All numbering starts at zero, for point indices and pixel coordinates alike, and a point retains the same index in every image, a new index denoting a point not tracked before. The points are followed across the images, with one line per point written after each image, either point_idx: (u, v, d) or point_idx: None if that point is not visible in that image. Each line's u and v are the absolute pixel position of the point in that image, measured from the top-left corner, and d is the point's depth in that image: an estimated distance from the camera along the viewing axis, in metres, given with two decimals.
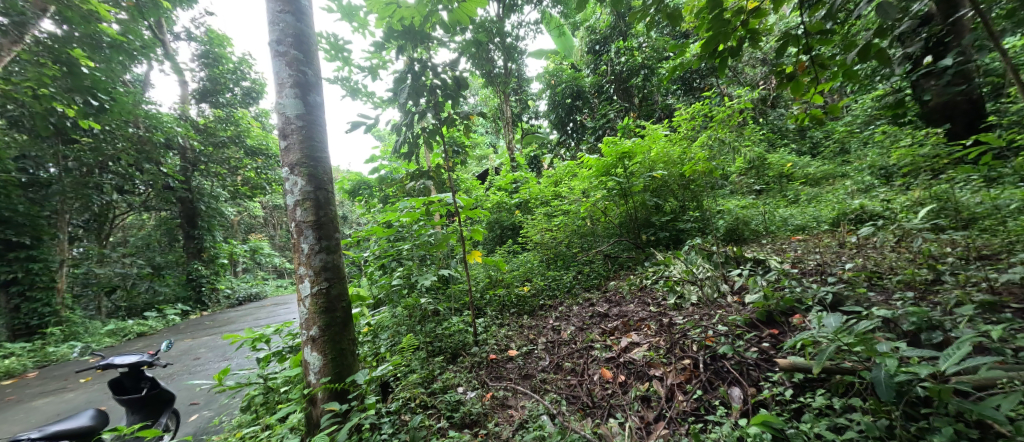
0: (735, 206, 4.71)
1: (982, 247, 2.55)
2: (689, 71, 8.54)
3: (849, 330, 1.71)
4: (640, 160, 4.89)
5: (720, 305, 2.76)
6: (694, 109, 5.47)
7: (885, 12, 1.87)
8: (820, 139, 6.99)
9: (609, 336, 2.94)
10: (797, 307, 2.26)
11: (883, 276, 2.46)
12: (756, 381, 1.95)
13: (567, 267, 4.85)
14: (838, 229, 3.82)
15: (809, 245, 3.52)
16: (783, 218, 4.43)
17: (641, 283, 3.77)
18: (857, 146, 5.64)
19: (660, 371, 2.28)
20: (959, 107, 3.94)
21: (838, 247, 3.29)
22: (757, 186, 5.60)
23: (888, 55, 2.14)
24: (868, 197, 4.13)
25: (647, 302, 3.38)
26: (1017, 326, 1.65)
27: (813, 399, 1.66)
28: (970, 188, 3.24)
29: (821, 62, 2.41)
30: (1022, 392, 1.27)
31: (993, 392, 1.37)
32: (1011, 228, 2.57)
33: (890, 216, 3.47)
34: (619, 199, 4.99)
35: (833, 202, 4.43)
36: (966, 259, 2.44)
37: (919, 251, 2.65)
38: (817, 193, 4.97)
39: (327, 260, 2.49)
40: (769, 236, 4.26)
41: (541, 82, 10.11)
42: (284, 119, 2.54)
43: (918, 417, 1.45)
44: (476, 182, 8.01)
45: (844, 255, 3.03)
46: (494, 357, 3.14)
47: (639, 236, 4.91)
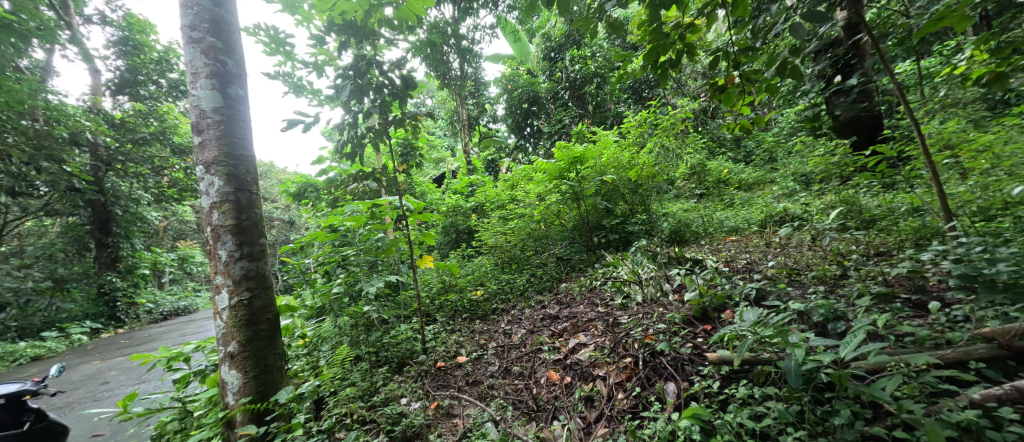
0: (678, 209, 4.99)
1: (880, 245, 2.88)
2: (638, 81, 8.96)
3: (767, 323, 1.83)
4: (591, 165, 5.09)
5: (662, 303, 2.90)
6: (641, 117, 5.77)
7: (798, 32, 2.05)
8: (752, 148, 7.63)
9: (558, 338, 2.97)
10: (727, 303, 2.42)
11: (801, 273, 2.71)
12: (689, 375, 2.05)
13: (521, 270, 4.87)
14: (765, 230, 4.15)
15: (741, 245, 3.80)
16: (720, 220, 4.73)
17: (591, 284, 3.86)
18: (783, 155, 6.20)
19: (603, 370, 2.32)
20: (864, 122, 4.49)
21: (766, 246, 3.58)
22: (699, 191, 5.97)
23: (802, 72, 2.34)
24: (790, 201, 4.52)
25: (596, 303, 3.46)
26: (902, 314, 1.88)
27: (736, 390, 1.77)
28: (871, 192, 3.66)
29: (747, 77, 2.62)
30: (904, 374, 1.42)
31: (882, 374, 1.54)
32: (902, 227, 2.93)
33: (807, 217, 3.84)
34: (572, 203, 5.10)
35: (762, 205, 4.80)
36: (867, 255, 2.75)
37: (830, 249, 2.95)
38: (749, 198, 5.38)
39: (249, 268, 2.29)
40: (707, 237, 4.54)
41: (498, 86, 10.16)
42: (199, 113, 2.32)
43: (823, 401, 1.58)
44: (432, 186, 7.87)
45: (770, 254, 3.30)
46: (442, 365, 3.05)
47: (591, 238, 5.05)
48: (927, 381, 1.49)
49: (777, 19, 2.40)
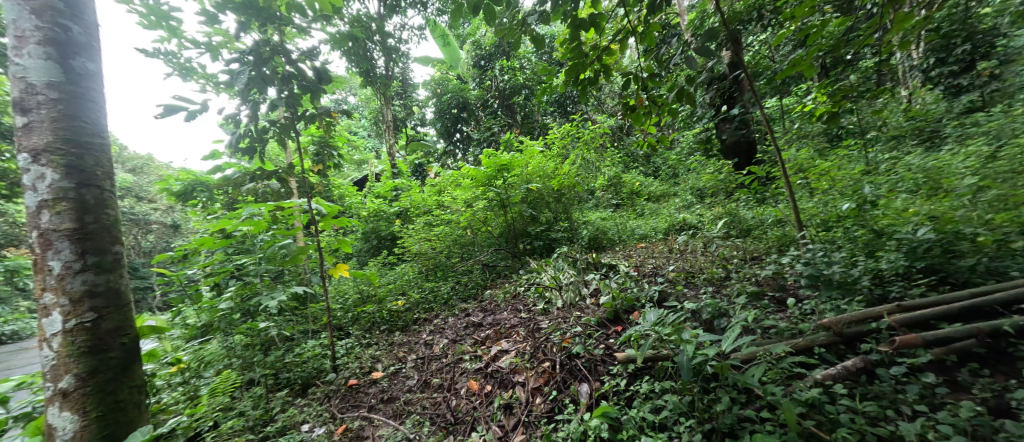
0: (597, 218, 5.31)
1: (755, 250, 3.37)
2: (563, 95, 9.43)
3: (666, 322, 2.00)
4: (518, 173, 5.17)
5: (580, 307, 3.03)
6: (565, 129, 6.06)
7: (694, 62, 2.31)
8: (659, 164, 8.48)
9: (481, 346, 2.94)
10: (636, 305, 2.62)
11: (696, 275, 3.05)
12: (600, 375, 2.16)
13: (446, 278, 4.75)
14: (668, 237, 4.61)
15: (649, 251, 4.17)
16: (633, 228, 5.14)
17: (515, 290, 3.90)
18: (684, 171, 6.99)
19: (522, 376, 2.35)
20: (744, 147, 5.28)
21: (669, 252, 3.97)
22: (615, 201, 6.44)
23: (697, 99, 2.65)
24: (688, 212, 5.08)
25: (519, 309, 3.50)
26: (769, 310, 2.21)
27: (640, 387, 1.91)
28: (749, 205, 4.28)
29: (654, 100, 2.88)
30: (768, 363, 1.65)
31: (754, 363, 1.76)
32: (770, 235, 3.45)
33: (701, 226, 4.35)
34: (499, 210, 5.14)
35: (666, 215, 5.33)
36: (745, 259, 3.20)
37: (718, 254, 3.37)
38: (657, 208, 5.94)
39: (93, 283, 1.91)
40: (621, 243, 4.87)
41: (426, 89, 9.91)
42: (25, 88, 1.89)
43: (709, 390, 1.77)
44: (352, 188, 7.36)
45: (672, 259, 3.67)
46: (353, 383, 2.83)
47: (516, 245, 5.13)
48: (785, 366, 1.75)
49: (677, 50, 2.68)
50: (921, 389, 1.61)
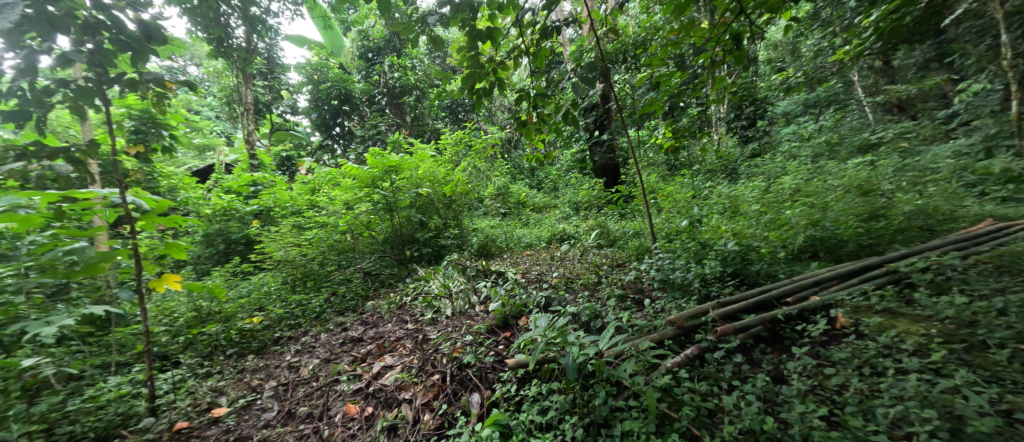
0: (486, 226, 5.43)
1: (620, 258, 3.87)
2: (455, 102, 9.48)
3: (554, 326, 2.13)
4: (407, 177, 4.95)
5: (470, 315, 3.03)
6: (457, 136, 6.07)
7: (578, 89, 2.55)
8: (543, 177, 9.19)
9: (360, 364, 2.71)
10: (524, 311, 2.75)
11: (574, 281, 3.37)
12: (491, 383, 2.18)
13: (319, 289, 4.24)
14: (550, 246, 4.96)
15: (533, 258, 4.45)
16: (519, 237, 5.39)
17: (401, 300, 3.69)
18: (563, 185, 7.71)
19: (409, 393, 2.24)
20: (611, 168, 6.19)
21: (550, 259, 4.29)
22: (502, 210, 6.73)
23: (579, 121, 2.91)
24: (567, 223, 5.57)
25: (405, 319, 3.33)
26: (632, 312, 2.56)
27: (529, 390, 2.00)
28: (616, 218, 4.93)
29: (543, 118, 3.08)
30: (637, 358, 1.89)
31: (624, 358, 2.01)
32: (630, 246, 4.00)
33: (577, 235, 4.84)
34: (384, 214, 4.85)
35: (548, 225, 5.75)
36: (612, 266, 3.67)
37: (591, 262, 3.79)
38: (540, 218, 6.38)
39: None
40: (509, 251, 5.05)
41: (300, 74, 8.77)
42: None
43: (588, 386, 1.95)
44: (190, 179, 6.02)
45: (553, 266, 3.98)
46: (186, 425, 2.32)
47: (403, 252, 4.89)
48: (643, 356, 2.04)
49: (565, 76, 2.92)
50: (734, 366, 2.05)
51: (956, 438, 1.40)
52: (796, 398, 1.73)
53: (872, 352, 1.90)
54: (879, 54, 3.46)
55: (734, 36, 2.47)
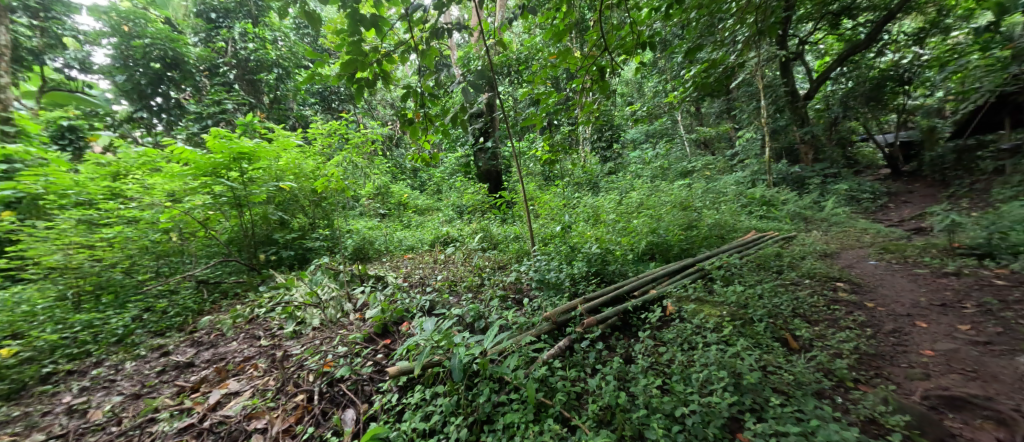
0: (363, 227, 5.02)
1: (502, 261, 4.01)
2: (328, 89, 8.56)
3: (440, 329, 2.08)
4: (264, 167, 4.17)
5: (343, 324, 2.76)
6: (329, 127, 5.48)
7: (468, 94, 2.55)
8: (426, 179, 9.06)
9: (188, 395, 2.21)
10: (406, 316, 2.64)
11: (458, 283, 3.40)
12: (368, 396, 2.02)
13: (122, 306, 3.26)
14: (434, 249, 4.85)
15: (415, 262, 4.30)
16: (400, 239, 5.12)
17: (252, 312, 3.14)
18: (447, 189, 7.73)
19: (263, 421, 1.91)
20: (494, 175, 6.49)
21: (433, 262, 4.22)
22: (382, 210, 6.37)
23: (467, 124, 2.92)
24: (451, 226, 5.53)
25: (258, 335, 2.84)
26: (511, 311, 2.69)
27: (412, 398, 1.90)
28: (498, 223, 5.14)
29: (429, 118, 2.99)
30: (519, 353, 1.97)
31: (508, 355, 2.08)
32: (511, 249, 4.18)
33: (461, 238, 4.88)
34: (230, 209, 4.03)
35: (431, 228, 5.60)
36: (494, 269, 3.80)
37: (474, 264, 3.86)
38: (422, 220, 6.22)
39: None
40: (388, 254, 4.71)
41: (104, 23, 6.71)
42: None
43: (472, 386, 1.96)
44: None
45: (436, 269, 3.93)
46: None
47: (255, 256, 4.15)
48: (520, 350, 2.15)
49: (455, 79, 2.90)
50: (597, 353, 2.33)
51: (741, 390, 1.84)
52: (641, 373, 2.05)
53: (692, 331, 2.38)
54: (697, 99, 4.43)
55: (600, 66, 2.84)
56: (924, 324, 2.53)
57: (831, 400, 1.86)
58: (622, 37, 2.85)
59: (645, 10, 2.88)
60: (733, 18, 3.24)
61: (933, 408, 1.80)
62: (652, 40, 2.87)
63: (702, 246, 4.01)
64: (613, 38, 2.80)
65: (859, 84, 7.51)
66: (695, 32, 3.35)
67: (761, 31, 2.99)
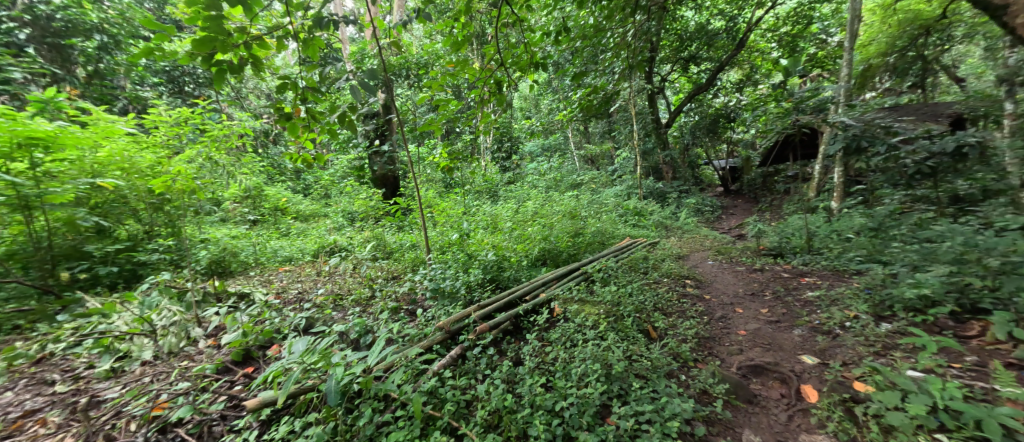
0: (224, 235, 4.26)
1: (395, 271, 3.82)
2: (180, 70, 7.13)
3: (314, 349, 1.86)
4: (72, 160, 3.11)
5: (188, 354, 2.35)
6: (180, 114, 4.55)
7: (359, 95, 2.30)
8: (311, 182, 8.24)
9: None
10: (275, 338, 2.37)
11: (343, 298, 3.19)
12: (219, 437, 1.74)
13: None
14: (317, 260, 4.37)
15: (292, 275, 3.83)
16: (274, 249, 4.51)
17: (46, 348, 2.33)
18: (336, 193, 7.13)
19: None
20: (389, 180, 6.15)
21: (315, 275, 3.82)
22: (251, 216, 5.59)
23: (357, 127, 2.54)
24: (339, 234, 5.06)
25: (56, 377, 2.17)
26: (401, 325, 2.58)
27: (277, 431, 1.67)
28: (392, 231, 4.92)
29: (313, 115, 2.55)
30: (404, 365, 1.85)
31: (393, 371, 1.96)
32: (406, 258, 4.01)
33: (350, 248, 4.49)
34: (17, 212, 2.79)
35: (315, 236, 5.04)
36: (386, 279, 3.60)
37: (364, 275, 3.61)
38: (304, 228, 5.60)
39: None
40: (258, 267, 4.12)
41: None
42: None
43: (352, 409, 1.81)
44: None
45: (319, 282, 3.59)
46: None
47: (51, 275, 2.97)
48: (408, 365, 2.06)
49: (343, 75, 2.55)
50: (487, 359, 2.37)
51: (610, 379, 2.08)
52: (527, 373, 2.15)
53: (574, 329, 2.59)
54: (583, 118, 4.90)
55: (497, 80, 2.93)
56: (740, 309, 3.18)
57: (678, 379, 2.21)
58: (517, 55, 2.98)
59: (538, 33, 3.08)
60: (612, 52, 3.68)
61: (745, 376, 2.28)
62: (544, 62, 3.07)
63: (586, 251, 4.42)
64: (508, 55, 2.92)
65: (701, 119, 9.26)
66: (582, 58, 3.70)
67: (633, 66, 3.45)
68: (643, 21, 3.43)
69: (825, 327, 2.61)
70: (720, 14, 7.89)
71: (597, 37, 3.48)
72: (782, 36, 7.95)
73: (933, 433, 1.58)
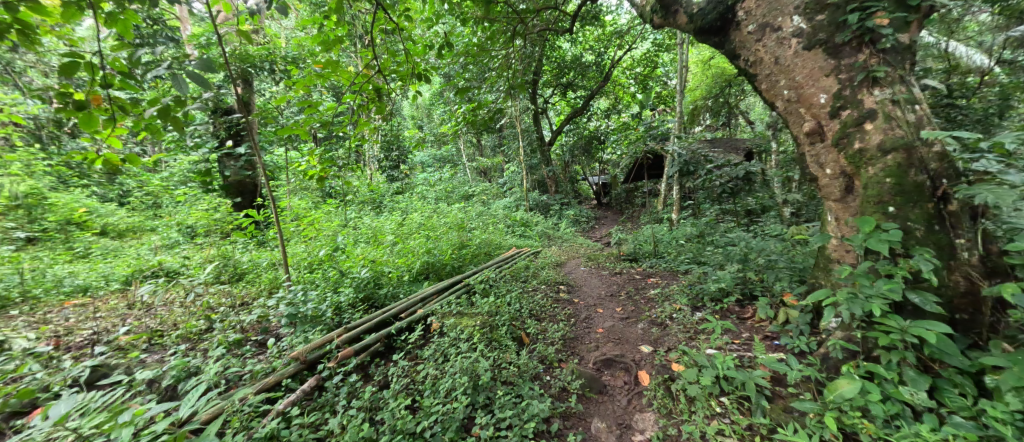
0: None
1: (245, 296, 3.25)
2: None
3: (90, 408, 1.47)
4: None
5: None
6: None
7: (179, 84, 1.52)
8: (132, 187, 6.60)
9: None
10: (40, 399, 1.87)
11: (165, 334, 2.65)
12: None
13: None
14: (131, 288, 3.41)
15: (87, 310, 2.95)
16: (58, 278, 3.39)
17: None
18: (169, 203, 5.84)
19: None
20: (247, 187, 5.24)
21: (126, 308, 3.03)
22: (22, 233, 4.23)
23: (186, 131, 1.62)
24: (170, 254, 4.07)
25: None
26: (242, 363, 2.24)
27: None
28: (243, 248, 4.21)
29: (122, 103, 1.63)
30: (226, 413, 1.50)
31: (213, 422, 1.75)
32: (262, 280, 3.47)
33: (184, 272, 3.59)
34: None
35: (131, 257, 3.99)
36: (231, 307, 3.05)
37: (199, 304, 2.97)
38: (115, 248, 4.41)
39: None
40: (25, 304, 3.01)
41: None
42: None
43: None
44: None
45: (130, 318, 2.87)
46: None
47: None
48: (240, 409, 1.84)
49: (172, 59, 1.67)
50: (350, 387, 2.22)
51: (476, 390, 2.16)
52: (391, 396, 2.09)
53: (448, 344, 2.54)
54: (470, 131, 4.96)
55: (376, 87, 2.69)
56: (601, 310, 3.61)
57: (542, 380, 2.40)
58: (397, 63, 2.83)
59: (420, 43, 2.99)
60: (496, 71, 3.80)
61: (598, 370, 2.58)
62: (427, 74, 2.99)
63: (471, 262, 4.46)
64: (388, 63, 2.72)
65: (577, 139, 10.31)
66: (470, 73, 3.75)
67: (515, 88, 3.61)
68: (522, 47, 3.63)
69: (659, 319, 3.13)
70: (590, 50, 8.95)
71: (480, 56, 3.54)
72: (637, 75, 9.40)
73: (717, 398, 2.04)
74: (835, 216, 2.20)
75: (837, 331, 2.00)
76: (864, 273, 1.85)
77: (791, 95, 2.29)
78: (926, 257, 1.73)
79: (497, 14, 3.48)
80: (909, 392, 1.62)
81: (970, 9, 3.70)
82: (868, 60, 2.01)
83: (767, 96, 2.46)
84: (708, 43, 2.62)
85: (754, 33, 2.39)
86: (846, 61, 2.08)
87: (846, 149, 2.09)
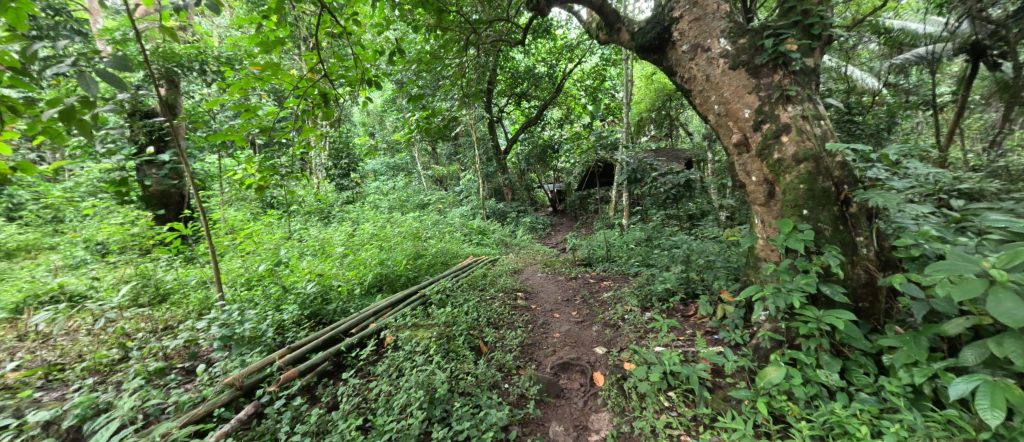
0: None
1: (169, 319, 2.93)
2: None
3: None
4: None
5: None
6: None
7: (88, 84, 1.35)
8: (26, 200, 5.73)
9: None
10: None
11: (67, 367, 2.32)
12: None
13: None
14: (22, 317, 2.94)
15: None
16: None
17: None
18: (74, 217, 5.13)
19: None
20: (172, 199, 4.76)
21: (16, 341, 2.61)
22: None
23: (94, 136, 1.43)
24: (75, 275, 3.58)
25: None
26: (165, 395, 2.02)
27: None
28: (166, 266, 3.79)
29: (11, 105, 1.41)
30: None
31: None
32: (190, 300, 3.15)
33: (91, 295, 3.17)
34: None
35: (25, 279, 3.45)
36: (153, 331, 2.73)
37: (112, 331, 2.64)
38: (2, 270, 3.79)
39: None
40: None
41: None
42: None
43: None
44: None
45: (21, 352, 2.47)
46: None
47: None
48: None
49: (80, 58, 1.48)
50: (293, 411, 2.07)
51: (433, 403, 2.12)
52: (339, 418, 1.99)
53: (402, 358, 2.46)
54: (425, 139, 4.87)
55: (322, 92, 2.57)
56: (556, 315, 3.67)
57: (500, 388, 2.39)
58: (345, 68, 2.71)
59: (370, 48, 2.91)
60: (450, 79, 3.77)
61: (555, 374, 2.62)
62: (377, 80, 2.90)
63: (426, 273, 4.35)
64: (335, 67, 2.61)
65: (531, 148, 10.51)
66: (423, 80, 3.70)
67: (469, 96, 3.59)
68: (476, 56, 3.63)
69: (612, 321, 3.25)
70: (543, 61, 9.21)
71: (433, 63, 3.51)
72: (587, 87, 9.80)
73: (664, 392, 2.16)
74: (761, 219, 2.43)
75: (766, 323, 2.20)
76: (785, 269, 2.06)
77: (720, 110, 2.50)
78: (834, 253, 1.96)
79: (449, 23, 3.48)
80: (824, 374, 1.82)
81: (862, 39, 4.32)
82: (782, 80, 2.28)
83: (700, 110, 2.66)
84: (648, 59, 2.81)
85: (688, 52, 2.59)
86: (764, 80, 2.34)
87: (767, 159, 2.33)
